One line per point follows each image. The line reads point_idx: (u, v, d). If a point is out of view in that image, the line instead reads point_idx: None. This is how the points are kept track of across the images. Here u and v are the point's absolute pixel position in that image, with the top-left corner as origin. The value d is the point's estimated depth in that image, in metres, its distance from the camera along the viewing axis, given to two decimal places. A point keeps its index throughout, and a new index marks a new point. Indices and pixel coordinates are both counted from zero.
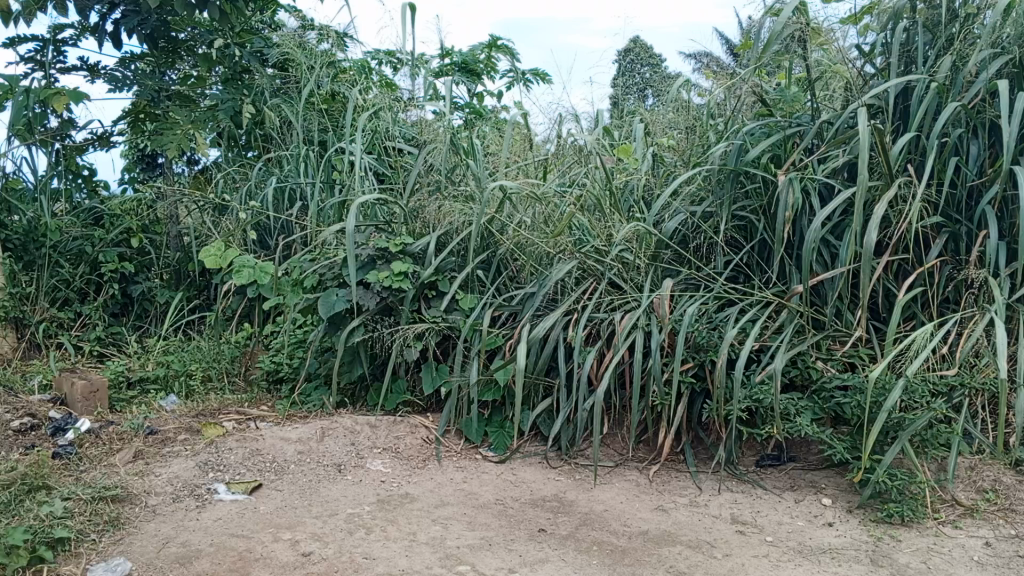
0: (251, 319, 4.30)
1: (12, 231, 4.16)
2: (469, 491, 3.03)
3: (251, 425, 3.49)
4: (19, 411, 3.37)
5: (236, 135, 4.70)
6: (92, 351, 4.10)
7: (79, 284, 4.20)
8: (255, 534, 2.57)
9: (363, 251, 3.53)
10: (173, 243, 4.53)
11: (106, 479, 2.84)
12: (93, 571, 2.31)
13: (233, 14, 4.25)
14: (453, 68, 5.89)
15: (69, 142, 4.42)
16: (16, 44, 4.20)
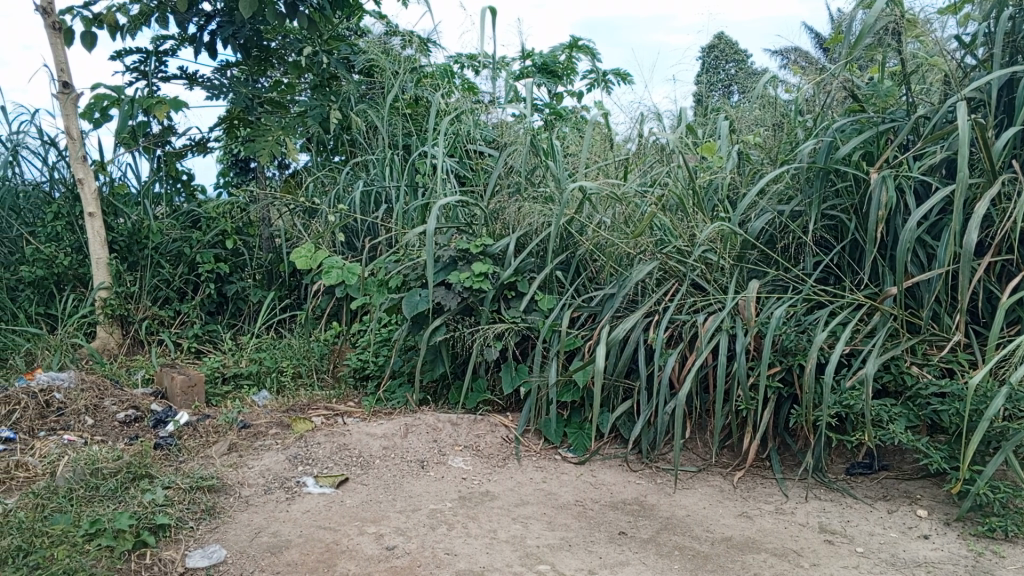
0: (338, 318, 4.42)
1: (118, 233, 4.37)
2: (549, 491, 3.04)
3: (339, 421, 3.59)
4: (124, 403, 3.57)
5: (324, 140, 4.85)
6: (190, 347, 4.30)
7: (179, 284, 4.43)
8: (341, 526, 2.65)
9: (445, 252, 3.58)
10: (265, 245, 4.71)
11: (203, 470, 2.98)
12: (191, 557, 2.43)
13: (321, 22, 4.38)
14: (534, 70, 5.92)
15: (169, 148, 4.64)
16: (122, 56, 4.45)
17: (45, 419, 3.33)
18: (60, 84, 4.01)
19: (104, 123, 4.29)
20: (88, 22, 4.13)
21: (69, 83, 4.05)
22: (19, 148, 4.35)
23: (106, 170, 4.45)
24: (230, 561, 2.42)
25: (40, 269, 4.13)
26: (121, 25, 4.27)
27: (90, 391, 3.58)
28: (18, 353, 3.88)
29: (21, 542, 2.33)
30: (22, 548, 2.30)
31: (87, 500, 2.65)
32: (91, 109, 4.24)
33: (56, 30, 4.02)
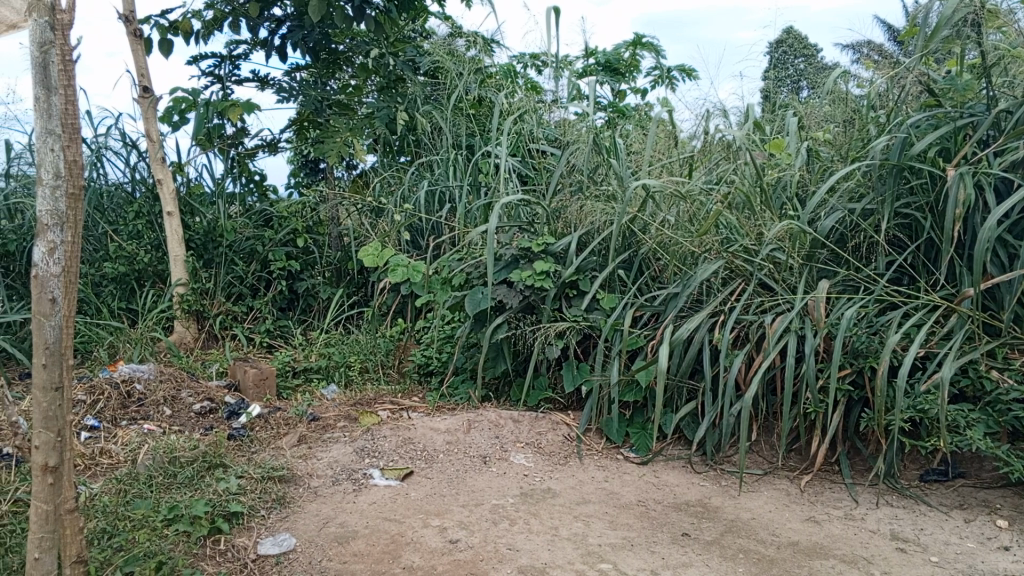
0: (403, 315, 4.50)
1: (195, 231, 4.55)
2: (611, 490, 3.03)
3: (404, 415, 3.66)
4: (200, 395, 3.71)
5: (390, 142, 4.88)
6: (262, 342, 4.44)
7: (252, 280, 4.58)
8: (406, 519, 2.70)
9: (507, 251, 3.61)
10: (334, 243, 4.81)
11: (274, 460, 3.08)
12: (263, 545, 2.51)
13: (388, 24, 4.47)
14: (597, 68, 5.91)
15: (242, 149, 4.79)
16: (198, 61, 4.61)
17: (127, 409, 3.49)
18: (140, 89, 4.19)
19: (182, 125, 4.46)
20: (165, 29, 4.29)
21: (149, 88, 4.22)
22: (103, 151, 4.51)
23: (183, 171, 4.62)
24: (299, 549, 2.49)
25: (123, 265, 4.31)
26: (196, 31, 4.43)
27: (168, 383, 3.74)
28: (102, 345, 4.07)
29: (106, 525, 2.45)
30: (107, 531, 2.42)
31: (165, 486, 2.77)
32: (169, 112, 4.41)
33: (137, 37, 4.19)
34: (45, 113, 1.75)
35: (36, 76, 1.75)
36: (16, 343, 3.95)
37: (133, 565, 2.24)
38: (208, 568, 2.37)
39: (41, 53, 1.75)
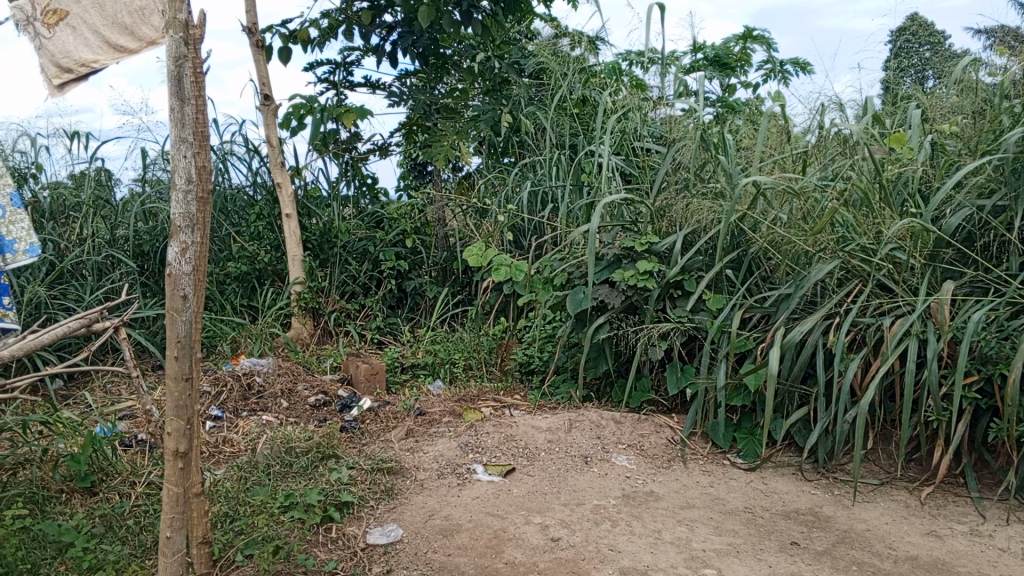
0: (506, 314, 4.55)
1: (312, 232, 4.76)
2: (717, 495, 2.97)
3: (506, 413, 3.71)
4: (315, 388, 3.88)
5: (495, 143, 4.96)
6: (373, 338, 4.61)
7: (363, 279, 4.75)
8: (509, 515, 2.74)
9: (609, 251, 3.58)
10: (440, 244, 4.93)
11: (383, 453, 3.19)
12: (372, 534, 2.61)
13: (494, 27, 4.53)
14: (705, 63, 5.78)
15: (355, 153, 4.96)
16: (315, 68, 4.82)
17: (247, 400, 3.70)
18: (262, 97, 4.42)
19: (299, 131, 4.67)
20: (286, 37, 4.51)
21: (270, 96, 4.45)
22: (229, 157, 4.79)
23: (301, 174, 4.84)
24: (406, 540, 2.57)
25: (245, 265, 4.57)
26: (313, 40, 4.63)
27: (285, 376, 3.93)
28: (226, 340, 4.32)
29: (228, 509, 2.63)
30: (229, 515, 2.60)
31: (282, 474, 2.93)
32: (288, 119, 4.63)
33: (259, 48, 4.43)
34: (178, 122, 1.88)
35: (171, 89, 1.87)
36: (151, 336, 4.25)
37: (252, 549, 2.40)
38: (321, 555, 2.49)
39: (175, 67, 1.87)
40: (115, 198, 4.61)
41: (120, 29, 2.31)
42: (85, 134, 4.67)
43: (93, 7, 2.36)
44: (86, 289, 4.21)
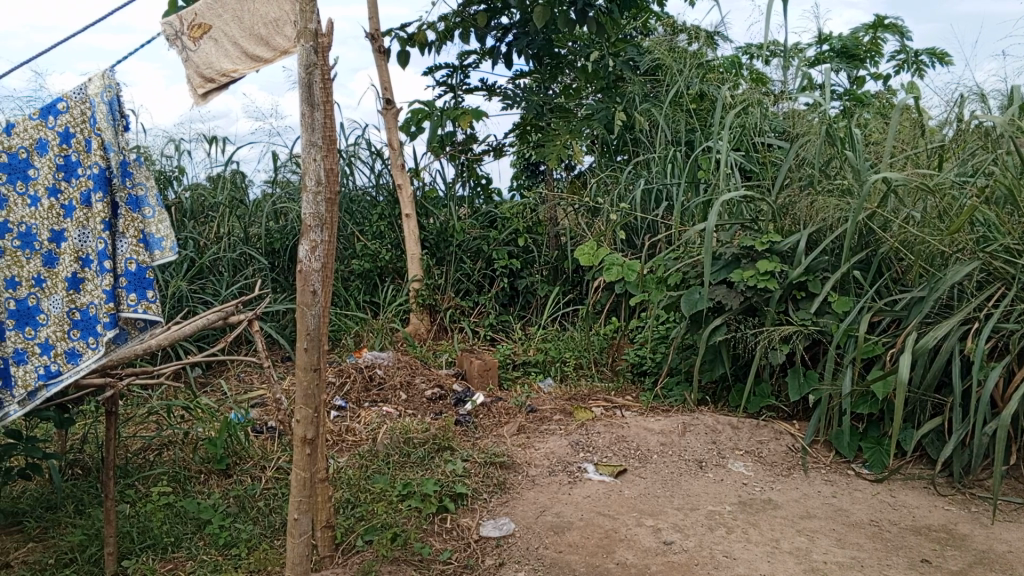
0: (618, 314, 4.51)
1: (429, 231, 4.89)
2: (840, 507, 2.84)
3: (618, 413, 3.69)
4: (431, 381, 3.98)
5: (609, 141, 4.94)
6: (486, 335, 4.69)
7: (477, 277, 4.83)
8: (620, 515, 2.72)
9: (728, 250, 3.50)
10: (552, 243, 4.92)
11: (496, 447, 3.25)
12: (485, 527, 2.66)
13: (610, 25, 4.50)
14: (832, 54, 5.53)
15: (471, 154, 5.03)
16: (433, 71, 4.94)
17: (369, 392, 3.86)
18: (384, 102, 4.58)
19: (418, 135, 4.82)
20: (403, 41, 4.65)
21: (391, 100, 4.60)
22: (353, 159, 4.99)
23: (419, 175, 4.98)
24: (518, 535, 2.61)
25: (367, 262, 4.75)
26: (429, 43, 4.75)
27: (404, 369, 4.06)
28: (350, 333, 4.53)
29: (350, 496, 2.75)
30: (350, 501, 2.73)
31: (400, 464, 3.04)
32: (408, 124, 4.78)
33: (381, 53, 4.59)
34: (308, 128, 1.97)
35: (302, 95, 1.98)
36: (280, 329, 4.50)
37: (371, 535, 2.51)
38: (436, 544, 2.56)
39: (306, 75, 1.98)
40: (249, 198, 4.89)
41: (255, 42, 2.36)
42: (222, 139, 4.97)
43: (234, 20, 2.37)
44: (222, 284, 4.51)
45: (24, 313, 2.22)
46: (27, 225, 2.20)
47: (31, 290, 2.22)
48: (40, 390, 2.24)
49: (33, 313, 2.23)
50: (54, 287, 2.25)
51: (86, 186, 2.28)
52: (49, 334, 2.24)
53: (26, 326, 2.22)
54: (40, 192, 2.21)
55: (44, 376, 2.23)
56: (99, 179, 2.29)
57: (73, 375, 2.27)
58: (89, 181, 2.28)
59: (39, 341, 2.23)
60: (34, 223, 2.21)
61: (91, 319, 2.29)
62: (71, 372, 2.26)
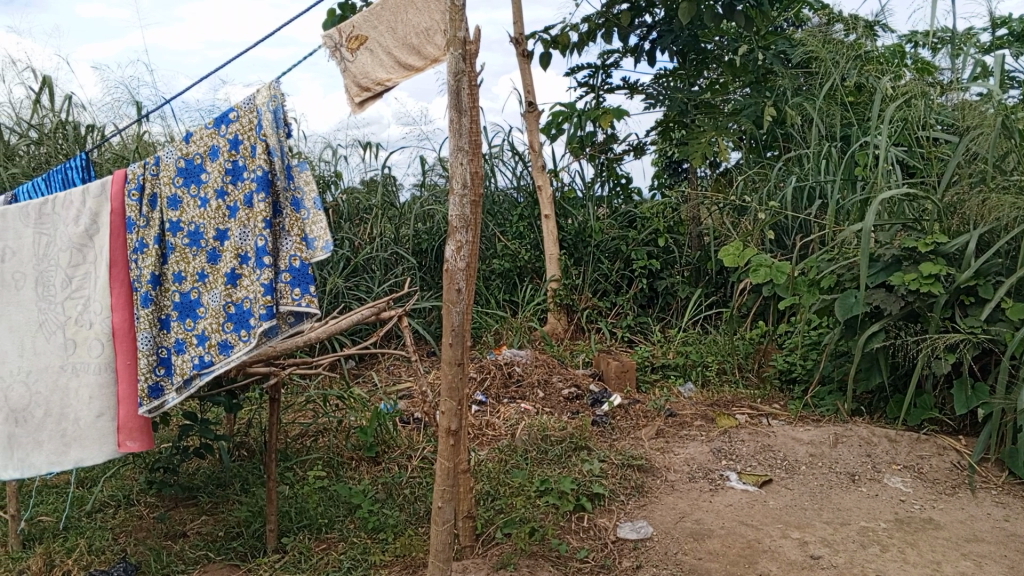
0: (765, 317, 4.34)
1: (568, 232, 4.91)
2: (1013, 531, 2.61)
3: (763, 421, 3.56)
4: (569, 381, 4.01)
5: (757, 138, 4.78)
6: (624, 336, 4.67)
7: (616, 278, 4.81)
8: (764, 526, 2.63)
9: (887, 251, 3.30)
10: (694, 243, 4.83)
11: (634, 450, 3.23)
12: (622, 529, 2.65)
13: (759, 19, 4.35)
14: (1011, 38, 5.07)
15: (611, 154, 4.99)
16: (575, 72, 4.96)
17: (507, 388, 3.95)
18: (527, 104, 4.65)
19: (558, 138, 4.86)
20: (547, 43, 4.71)
21: (533, 103, 4.67)
22: (496, 162, 5.09)
23: (559, 176, 5.02)
24: (656, 538, 2.58)
25: (508, 262, 4.85)
26: (572, 44, 4.78)
27: (542, 368, 4.11)
28: (490, 331, 4.65)
29: (489, 488, 2.84)
30: (490, 494, 2.81)
31: (538, 461, 3.09)
32: (548, 126, 4.83)
33: (525, 57, 4.66)
34: (457, 133, 2.05)
35: (451, 101, 2.04)
36: (426, 326, 4.69)
37: (510, 528, 2.56)
38: (573, 542, 2.58)
39: (455, 81, 2.04)
40: (399, 201, 5.12)
41: (408, 51, 2.46)
42: (376, 144, 5.23)
43: (388, 31, 2.46)
44: (375, 282, 4.76)
45: (186, 306, 2.40)
46: (196, 225, 2.38)
47: (194, 285, 2.40)
48: (196, 378, 2.40)
49: (194, 306, 2.40)
50: (216, 283, 2.38)
51: (249, 188, 2.36)
52: (205, 326, 2.38)
53: (187, 318, 2.40)
54: (209, 194, 2.37)
55: (197, 365, 2.37)
56: (260, 181, 2.35)
57: (223, 366, 2.36)
58: (252, 183, 2.35)
59: (197, 332, 2.39)
60: (202, 223, 2.38)
61: (243, 313, 2.35)
62: (221, 363, 2.36)
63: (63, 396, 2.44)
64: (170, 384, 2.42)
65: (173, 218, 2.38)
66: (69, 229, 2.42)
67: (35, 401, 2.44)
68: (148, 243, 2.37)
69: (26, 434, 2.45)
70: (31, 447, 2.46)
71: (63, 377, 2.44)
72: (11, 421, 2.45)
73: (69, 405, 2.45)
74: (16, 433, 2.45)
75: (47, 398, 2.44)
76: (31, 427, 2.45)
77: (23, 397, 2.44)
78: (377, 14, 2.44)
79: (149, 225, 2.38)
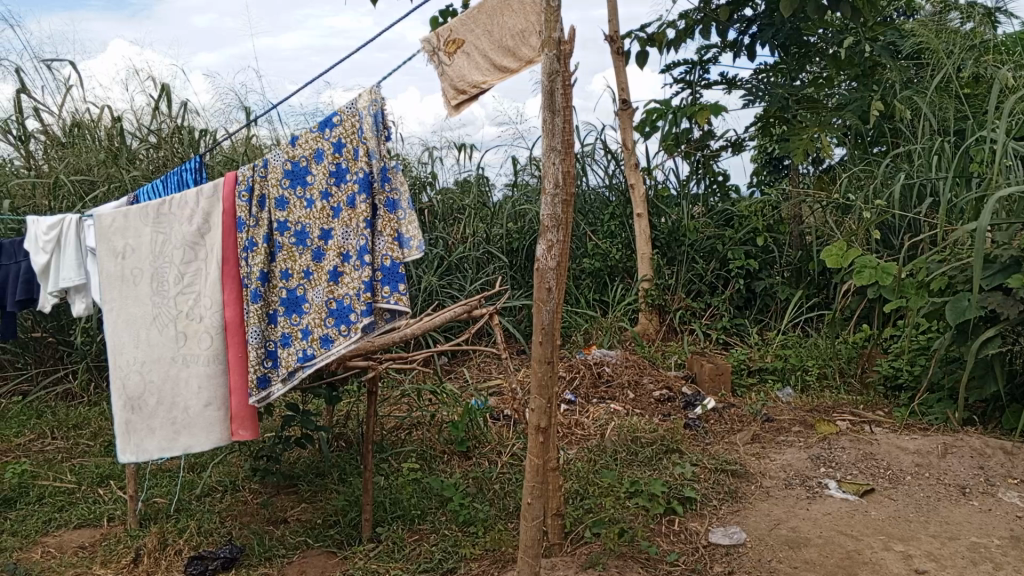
0: (869, 320, 4.16)
1: (661, 231, 4.84)
2: None
3: (866, 429, 3.42)
4: (660, 382, 3.97)
5: (863, 133, 4.59)
6: (718, 338, 4.58)
7: (711, 278, 4.72)
8: (865, 537, 2.53)
9: (1005, 252, 3.11)
10: (795, 243, 4.69)
11: (727, 454, 3.16)
12: (714, 533, 2.60)
13: (866, 9, 4.18)
14: None
15: (707, 150, 4.89)
16: (671, 69, 4.89)
17: (597, 388, 3.94)
18: (621, 102, 4.62)
19: (652, 135, 4.80)
20: (643, 40, 4.66)
21: (627, 100, 4.63)
22: (588, 161, 5.08)
23: (652, 174, 4.96)
24: (749, 545, 2.53)
25: (599, 261, 4.83)
26: (669, 41, 4.72)
27: (633, 368, 4.07)
28: (580, 330, 4.65)
29: (578, 488, 2.85)
30: (580, 493, 2.82)
31: (628, 461, 3.08)
32: (642, 124, 4.78)
33: (619, 54, 4.64)
34: (549, 132, 2.05)
35: (544, 102, 2.06)
36: (516, 324, 4.74)
37: (600, 527, 2.56)
38: (663, 545, 2.55)
39: (549, 81, 2.06)
40: (492, 201, 5.18)
41: (503, 53, 2.47)
42: (470, 145, 5.32)
43: (485, 34, 2.48)
44: (467, 280, 4.84)
45: (292, 302, 2.49)
46: (302, 225, 2.47)
47: (300, 282, 2.48)
48: (299, 370, 2.50)
49: (300, 302, 2.49)
50: (319, 280, 2.46)
51: (352, 189, 2.43)
52: (309, 321, 2.47)
53: (293, 313, 2.49)
54: (315, 196, 2.46)
55: (301, 358, 2.47)
56: (363, 183, 2.42)
57: (324, 359, 2.45)
58: (355, 185, 2.43)
59: (302, 326, 2.49)
60: (308, 223, 2.47)
61: (344, 309, 2.42)
62: (322, 356, 2.46)
63: (174, 386, 2.60)
64: (277, 375, 2.53)
65: (281, 218, 2.48)
66: (183, 228, 2.56)
67: (148, 390, 2.61)
68: (257, 242, 2.49)
69: (140, 420, 2.62)
70: (144, 433, 2.63)
71: (174, 368, 2.60)
72: (126, 408, 2.62)
73: (180, 395, 2.60)
74: (131, 419, 2.63)
75: (159, 387, 2.60)
76: (144, 415, 2.62)
77: (138, 385, 2.61)
78: (474, 18, 2.45)
79: (259, 225, 2.50)
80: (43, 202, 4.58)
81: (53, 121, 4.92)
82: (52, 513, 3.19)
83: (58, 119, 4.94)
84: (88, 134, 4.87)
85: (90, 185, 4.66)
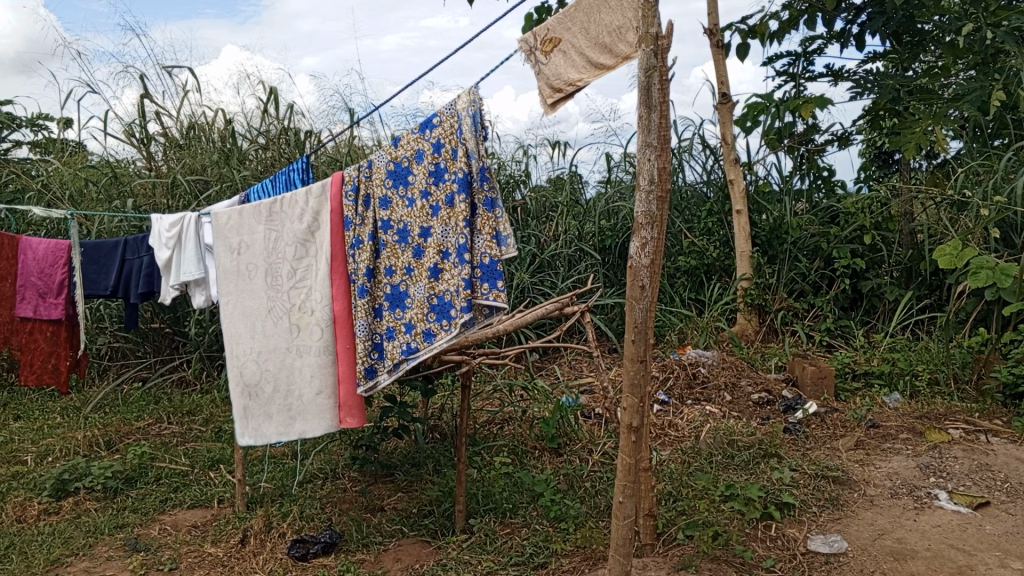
0: (986, 324, 3.91)
1: (762, 228, 4.69)
2: None
3: (982, 438, 3.24)
4: (759, 385, 3.87)
5: (981, 125, 4.34)
6: (822, 340, 4.42)
7: (814, 278, 4.56)
8: (979, 552, 2.40)
9: None
10: (906, 241, 4.48)
11: (830, 460, 3.06)
12: (813, 541, 2.51)
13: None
14: None
15: (812, 145, 4.72)
16: (774, 61, 4.75)
17: (692, 389, 3.87)
18: (720, 96, 4.52)
19: (754, 130, 4.68)
20: (744, 33, 4.54)
21: (727, 95, 4.53)
22: (686, 157, 5.01)
23: (752, 169, 4.82)
24: (851, 555, 2.43)
25: (694, 259, 4.75)
26: (771, 33, 4.58)
27: (730, 370, 3.96)
28: (674, 330, 4.58)
29: (672, 489, 2.82)
30: (673, 495, 2.79)
31: (724, 465, 3.02)
32: (744, 118, 4.67)
33: (719, 48, 4.54)
34: (644, 128, 2.03)
35: (640, 98, 2.04)
36: (609, 322, 4.72)
37: (693, 530, 2.53)
38: (759, 550, 2.49)
39: (645, 77, 2.02)
40: (585, 198, 5.17)
41: (600, 50, 2.45)
42: (564, 142, 5.32)
43: (581, 31, 2.48)
44: (559, 278, 4.85)
45: (396, 297, 2.57)
46: (404, 224, 2.54)
47: (403, 278, 2.55)
48: (404, 362, 2.57)
49: (403, 297, 2.56)
50: (421, 276, 2.52)
51: (450, 189, 2.44)
52: (412, 316, 2.53)
53: (397, 308, 2.57)
54: (416, 195, 2.51)
55: (405, 350, 2.54)
56: (460, 183, 2.42)
57: (427, 352, 2.51)
58: (453, 184, 2.43)
59: (405, 321, 2.55)
60: (409, 222, 2.53)
61: (445, 304, 2.46)
62: (425, 350, 2.51)
63: (289, 374, 2.74)
64: (383, 366, 2.62)
65: (384, 217, 2.56)
66: (294, 226, 2.68)
67: (264, 377, 2.75)
68: (363, 240, 2.58)
69: (258, 406, 2.76)
70: (262, 418, 2.77)
71: (289, 357, 2.73)
72: (245, 395, 2.76)
73: (295, 383, 2.74)
74: (249, 405, 2.77)
75: (275, 375, 2.74)
76: (261, 401, 2.76)
77: (255, 373, 2.75)
78: (571, 16, 2.47)
79: (364, 223, 2.59)
80: (162, 201, 4.88)
81: (172, 124, 5.22)
82: (168, 492, 3.41)
83: (177, 122, 5.24)
84: (203, 135, 5.15)
85: (204, 184, 4.93)
